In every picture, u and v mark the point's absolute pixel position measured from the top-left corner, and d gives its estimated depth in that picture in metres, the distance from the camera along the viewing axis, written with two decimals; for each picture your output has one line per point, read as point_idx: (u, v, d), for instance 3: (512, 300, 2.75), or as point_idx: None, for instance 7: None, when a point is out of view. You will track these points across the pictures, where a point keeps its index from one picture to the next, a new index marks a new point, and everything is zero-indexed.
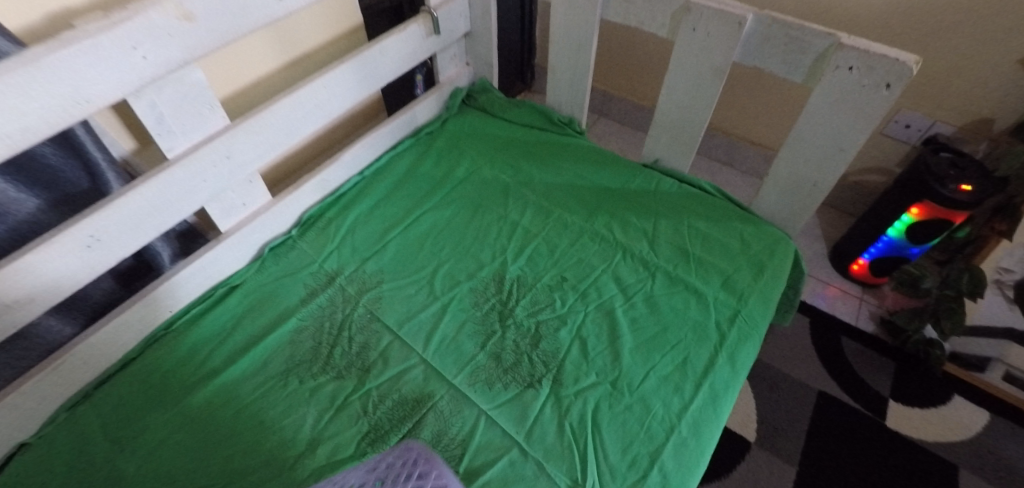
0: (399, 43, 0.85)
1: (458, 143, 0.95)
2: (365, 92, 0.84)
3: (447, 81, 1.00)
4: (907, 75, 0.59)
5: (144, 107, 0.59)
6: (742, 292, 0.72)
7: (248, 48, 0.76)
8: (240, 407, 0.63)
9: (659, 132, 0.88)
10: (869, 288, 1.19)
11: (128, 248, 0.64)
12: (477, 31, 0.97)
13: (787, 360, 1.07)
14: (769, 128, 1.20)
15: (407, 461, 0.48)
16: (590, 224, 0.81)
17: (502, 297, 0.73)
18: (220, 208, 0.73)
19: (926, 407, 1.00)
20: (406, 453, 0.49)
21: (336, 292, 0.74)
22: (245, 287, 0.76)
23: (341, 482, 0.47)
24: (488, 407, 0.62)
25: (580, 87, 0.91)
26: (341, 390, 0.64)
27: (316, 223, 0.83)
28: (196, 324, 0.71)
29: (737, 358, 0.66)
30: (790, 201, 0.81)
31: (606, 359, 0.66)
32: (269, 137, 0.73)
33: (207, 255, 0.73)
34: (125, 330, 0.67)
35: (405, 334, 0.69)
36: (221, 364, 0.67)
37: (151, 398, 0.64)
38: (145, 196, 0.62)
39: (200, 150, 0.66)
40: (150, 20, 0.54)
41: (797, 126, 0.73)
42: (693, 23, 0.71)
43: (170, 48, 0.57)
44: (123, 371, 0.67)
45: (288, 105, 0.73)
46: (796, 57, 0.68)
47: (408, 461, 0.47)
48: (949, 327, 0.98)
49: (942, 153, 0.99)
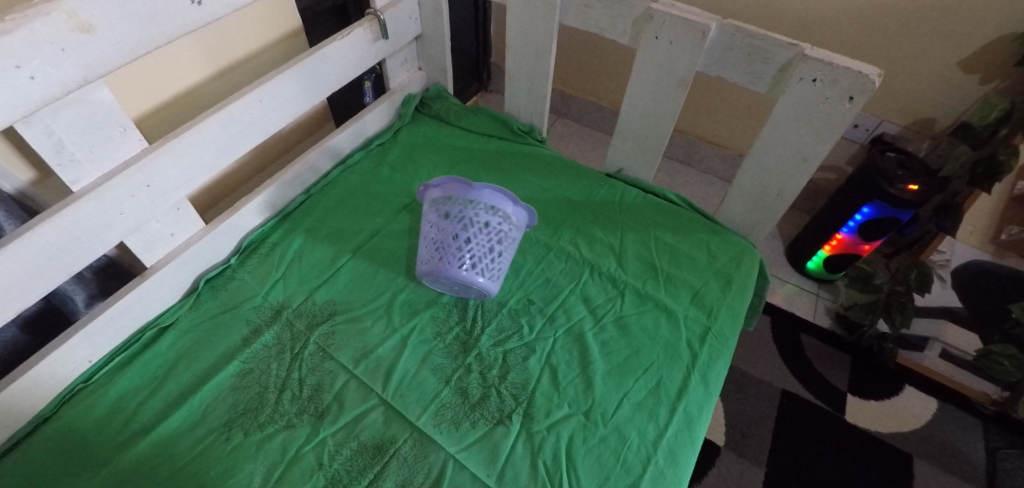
0: (344, 49, 0.78)
1: (413, 155, 0.89)
2: (307, 104, 0.77)
3: (398, 87, 0.94)
4: (870, 88, 0.59)
5: (38, 134, 0.51)
6: (711, 308, 0.70)
7: (171, 58, 0.68)
8: (176, 468, 0.56)
9: (622, 141, 0.85)
10: (824, 284, 1.22)
11: (29, 298, 0.55)
12: (429, 34, 0.91)
13: (751, 361, 1.08)
14: (727, 131, 1.20)
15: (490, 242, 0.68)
16: (555, 240, 0.78)
17: (466, 326, 0.68)
18: (143, 241, 0.65)
19: (882, 399, 1.03)
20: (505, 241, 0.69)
21: (284, 328, 0.68)
22: (178, 327, 0.68)
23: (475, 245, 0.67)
24: (456, 449, 0.58)
25: (539, 94, 0.87)
26: (292, 440, 0.58)
27: (257, 249, 0.76)
28: (121, 374, 0.63)
29: (710, 377, 0.64)
30: (755, 210, 0.80)
31: (579, 388, 0.63)
32: (197, 159, 0.65)
33: (130, 295, 0.65)
34: (34, 388, 0.59)
35: (362, 373, 0.64)
36: (154, 419, 0.60)
37: (68, 465, 0.57)
38: (48, 237, 0.54)
39: (113, 179, 0.57)
40: (37, 32, 0.45)
41: (761, 136, 0.71)
42: (655, 31, 0.68)
43: (66, 64, 0.49)
44: (34, 434, 0.59)
45: (218, 122, 0.65)
46: (759, 68, 0.66)
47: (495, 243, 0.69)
48: (901, 321, 1.00)
49: (889, 153, 1.00)
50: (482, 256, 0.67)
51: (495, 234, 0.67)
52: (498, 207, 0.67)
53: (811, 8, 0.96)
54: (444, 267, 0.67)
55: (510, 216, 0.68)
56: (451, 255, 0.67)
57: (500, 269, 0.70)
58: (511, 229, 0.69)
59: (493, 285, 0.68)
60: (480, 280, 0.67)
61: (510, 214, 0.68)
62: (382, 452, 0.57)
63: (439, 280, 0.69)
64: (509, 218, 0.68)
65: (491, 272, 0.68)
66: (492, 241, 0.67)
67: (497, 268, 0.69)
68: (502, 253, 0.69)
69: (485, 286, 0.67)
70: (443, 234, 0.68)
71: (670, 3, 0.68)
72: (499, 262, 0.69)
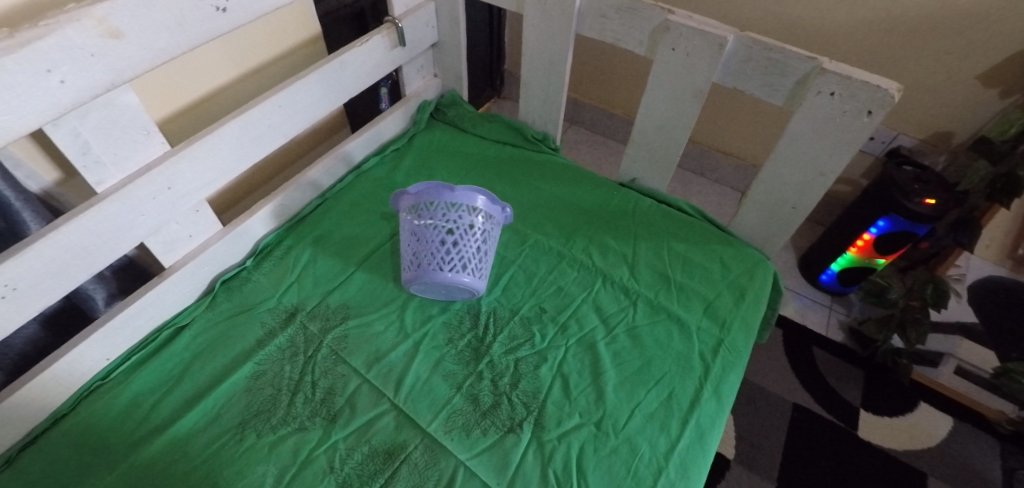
0: (363, 56, 0.79)
1: (427, 161, 0.90)
2: (325, 110, 0.77)
3: (414, 94, 0.95)
4: (890, 103, 0.58)
5: (65, 136, 0.52)
6: (724, 320, 0.70)
7: (194, 63, 0.69)
8: (190, 468, 0.57)
9: (636, 150, 0.85)
10: (838, 297, 1.21)
11: (51, 297, 0.56)
12: (445, 42, 0.92)
13: (762, 373, 1.07)
14: (741, 142, 1.20)
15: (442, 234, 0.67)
16: (568, 248, 0.78)
17: (478, 333, 0.69)
18: (163, 241, 0.66)
19: (895, 416, 1.02)
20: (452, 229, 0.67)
21: (298, 330, 0.68)
22: (194, 327, 0.69)
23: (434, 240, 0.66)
24: (466, 456, 0.58)
25: (554, 103, 0.88)
26: (304, 443, 0.59)
27: (273, 252, 0.77)
28: (137, 372, 0.64)
29: (723, 390, 0.64)
30: (770, 222, 0.79)
31: (590, 398, 0.63)
32: (216, 162, 0.66)
33: (148, 295, 0.65)
34: (52, 385, 0.60)
35: (375, 377, 0.64)
36: (168, 418, 0.61)
37: (84, 462, 0.57)
38: (71, 237, 0.55)
39: (136, 182, 0.58)
40: (67, 38, 0.47)
41: (777, 149, 0.71)
42: (672, 42, 0.69)
43: (95, 69, 0.50)
44: (51, 431, 0.59)
45: (238, 127, 0.66)
46: (776, 80, 0.66)
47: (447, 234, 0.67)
48: (916, 337, 0.99)
49: (906, 166, 0.99)
50: (438, 251, 0.66)
51: (441, 226, 0.66)
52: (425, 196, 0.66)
53: (828, 20, 0.95)
54: (410, 275, 0.68)
55: (454, 202, 0.66)
56: (416, 260, 0.68)
57: (467, 258, 0.67)
58: (463, 216, 0.66)
59: (460, 276, 0.66)
60: (443, 275, 0.66)
61: (452, 202, 0.66)
62: (393, 457, 0.58)
63: (422, 288, 0.69)
64: (453, 206, 0.66)
65: (454, 264, 0.66)
66: (441, 234, 0.66)
67: (462, 259, 0.67)
68: (460, 242, 0.66)
69: (449, 279, 0.66)
70: (404, 242, 0.70)
71: (688, 14, 0.68)
72: (460, 252, 0.67)
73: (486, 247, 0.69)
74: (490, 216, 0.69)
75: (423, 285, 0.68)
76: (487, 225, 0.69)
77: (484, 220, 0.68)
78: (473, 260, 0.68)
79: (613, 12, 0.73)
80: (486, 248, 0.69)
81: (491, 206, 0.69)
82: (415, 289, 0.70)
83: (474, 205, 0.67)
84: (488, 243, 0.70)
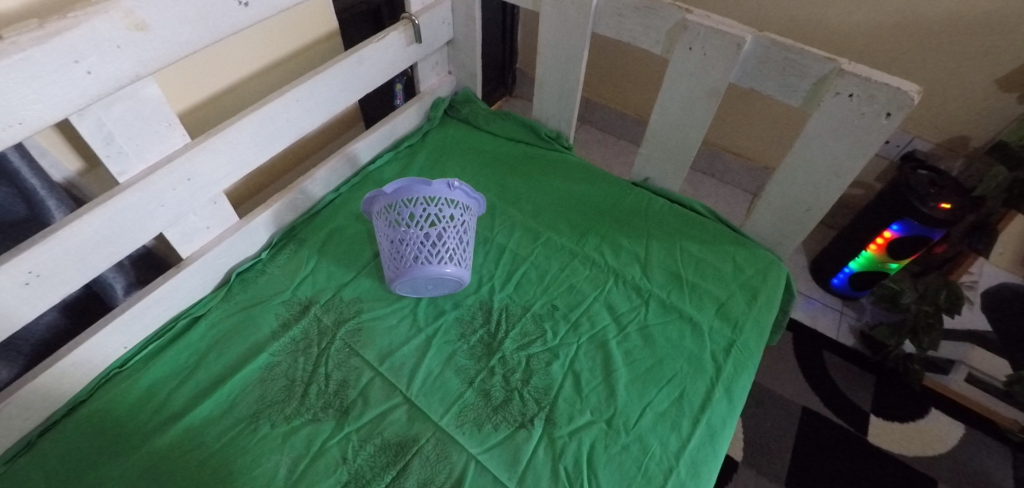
0: (379, 52, 0.79)
1: (441, 158, 0.91)
2: (341, 105, 0.78)
3: (428, 90, 0.95)
4: (909, 105, 0.58)
5: (90, 126, 0.52)
6: (736, 320, 0.70)
7: (214, 57, 0.70)
8: (206, 455, 0.58)
9: (650, 150, 0.85)
10: (849, 301, 1.20)
11: (73, 284, 0.57)
12: (461, 39, 0.92)
13: (771, 376, 1.07)
14: (754, 143, 1.19)
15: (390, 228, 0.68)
16: (580, 246, 0.78)
17: (490, 329, 0.69)
18: (181, 232, 0.67)
19: (906, 421, 1.01)
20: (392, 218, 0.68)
21: (311, 323, 0.69)
22: (210, 318, 0.70)
23: (389, 236, 0.68)
24: (478, 450, 0.58)
25: (568, 101, 0.88)
26: (317, 434, 0.59)
27: (287, 244, 0.77)
28: (154, 361, 0.65)
29: (734, 391, 0.64)
30: (784, 223, 0.79)
31: (601, 396, 0.63)
32: (235, 155, 0.67)
33: (166, 285, 0.66)
34: (72, 371, 0.61)
35: (387, 371, 0.65)
36: (184, 406, 0.61)
37: (102, 448, 0.58)
38: (93, 225, 0.55)
39: (157, 172, 0.59)
40: (95, 29, 0.47)
41: (793, 150, 0.71)
42: (689, 41, 0.69)
43: (120, 60, 0.50)
44: (70, 416, 0.60)
45: (257, 120, 0.67)
46: (794, 81, 0.66)
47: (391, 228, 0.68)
48: (929, 343, 0.98)
49: (921, 170, 0.98)
50: (393, 251, 0.68)
51: (387, 228, 0.68)
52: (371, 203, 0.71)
53: (846, 22, 0.95)
54: (388, 278, 0.69)
55: (391, 203, 0.68)
56: (387, 265, 0.70)
57: (417, 249, 0.66)
58: (401, 211, 0.67)
59: (413, 268, 0.66)
60: (400, 272, 0.67)
61: (389, 202, 0.68)
62: (405, 450, 0.58)
63: (406, 290, 0.70)
64: (393, 205, 0.68)
65: (406, 259, 0.67)
66: (388, 235, 0.68)
67: (413, 251, 0.66)
68: (403, 235, 0.67)
69: (406, 274, 0.66)
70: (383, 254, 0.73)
71: (706, 14, 0.68)
72: (408, 244, 0.67)
73: (437, 230, 0.67)
74: (432, 198, 0.67)
75: (402, 287, 0.69)
76: (430, 209, 0.67)
77: (425, 205, 0.67)
78: (425, 249, 0.66)
79: (630, 11, 0.73)
80: (436, 231, 0.67)
81: (426, 188, 0.67)
82: (405, 291, 0.71)
83: (406, 195, 0.67)
84: (438, 225, 0.67)
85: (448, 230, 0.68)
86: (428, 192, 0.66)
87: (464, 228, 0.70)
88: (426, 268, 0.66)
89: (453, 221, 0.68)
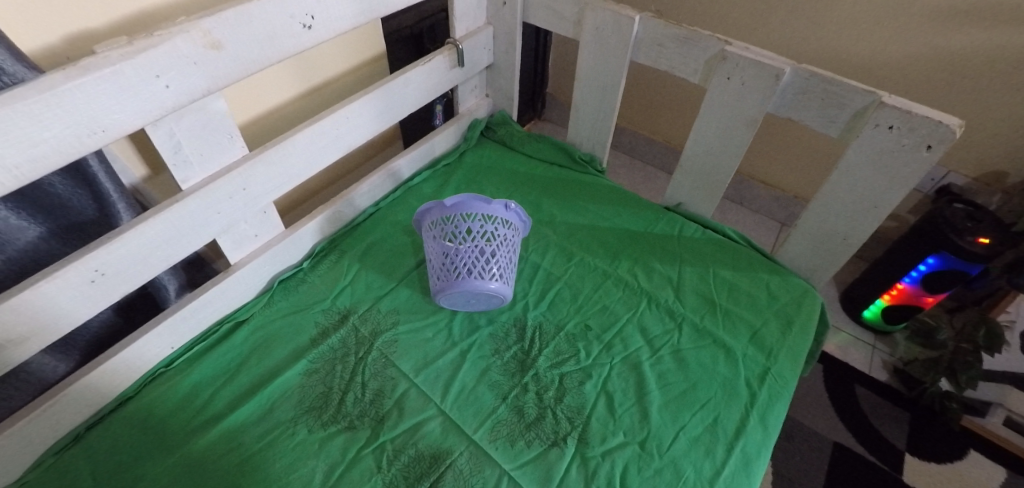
0: (424, 74, 0.83)
1: (478, 177, 0.93)
2: (386, 123, 0.81)
3: (466, 112, 0.99)
4: (950, 138, 0.59)
5: (162, 136, 0.56)
6: (771, 349, 0.69)
7: (272, 76, 0.74)
8: (245, 457, 0.59)
9: (683, 176, 0.86)
10: (881, 335, 1.17)
11: (132, 284, 0.60)
12: (500, 64, 0.95)
13: (800, 408, 1.05)
14: (786, 173, 1.20)
15: (444, 234, 0.70)
16: (613, 268, 0.79)
17: (524, 346, 0.70)
18: (232, 239, 0.70)
19: (943, 463, 0.98)
20: (445, 226, 0.70)
21: (349, 332, 0.70)
22: (252, 322, 0.72)
23: (439, 240, 0.70)
24: (510, 466, 0.58)
25: (603, 126, 0.90)
26: (352, 442, 0.60)
27: (328, 255, 0.80)
28: (197, 363, 0.67)
29: (769, 419, 0.63)
30: (819, 253, 0.79)
31: (634, 418, 0.63)
32: (287, 168, 0.70)
33: (214, 289, 0.69)
34: (120, 370, 0.63)
35: (423, 382, 0.66)
36: (225, 408, 0.63)
37: (147, 445, 0.60)
38: (156, 229, 0.59)
39: (216, 182, 0.62)
40: (177, 47, 0.51)
41: (829, 180, 0.71)
42: (727, 71, 0.70)
43: (195, 76, 0.54)
44: (117, 412, 0.62)
45: (309, 136, 0.70)
46: (833, 112, 0.67)
47: (444, 233, 0.70)
48: (966, 381, 0.96)
49: (957, 204, 0.97)
50: (444, 263, 0.69)
51: (440, 240, 0.70)
52: (429, 215, 0.71)
53: (880, 56, 0.96)
54: (434, 292, 0.70)
55: (447, 215, 0.69)
56: (433, 276, 0.71)
57: (470, 263, 0.68)
58: (458, 225, 0.69)
59: (464, 281, 0.67)
60: (450, 284, 0.68)
61: (446, 215, 0.69)
62: (438, 463, 0.59)
63: (447, 302, 0.71)
64: (450, 219, 0.70)
65: (457, 272, 0.68)
66: (440, 248, 0.69)
67: (466, 264, 0.68)
68: (457, 249, 0.68)
69: (455, 287, 0.67)
70: (427, 265, 0.74)
71: (745, 46, 0.69)
72: (462, 258, 0.68)
73: (492, 247, 0.69)
74: (489, 216, 0.69)
75: (446, 298, 0.70)
76: (486, 227, 0.69)
77: (482, 222, 0.69)
78: (478, 264, 0.68)
79: (669, 41, 0.75)
80: (492, 248, 0.68)
81: (485, 206, 0.68)
82: (447, 303, 0.72)
83: (464, 211, 0.68)
84: (493, 243, 0.69)
85: (500, 249, 0.70)
86: (486, 209, 0.68)
87: (513, 247, 0.72)
88: (478, 281, 0.67)
89: (507, 241, 0.70)
